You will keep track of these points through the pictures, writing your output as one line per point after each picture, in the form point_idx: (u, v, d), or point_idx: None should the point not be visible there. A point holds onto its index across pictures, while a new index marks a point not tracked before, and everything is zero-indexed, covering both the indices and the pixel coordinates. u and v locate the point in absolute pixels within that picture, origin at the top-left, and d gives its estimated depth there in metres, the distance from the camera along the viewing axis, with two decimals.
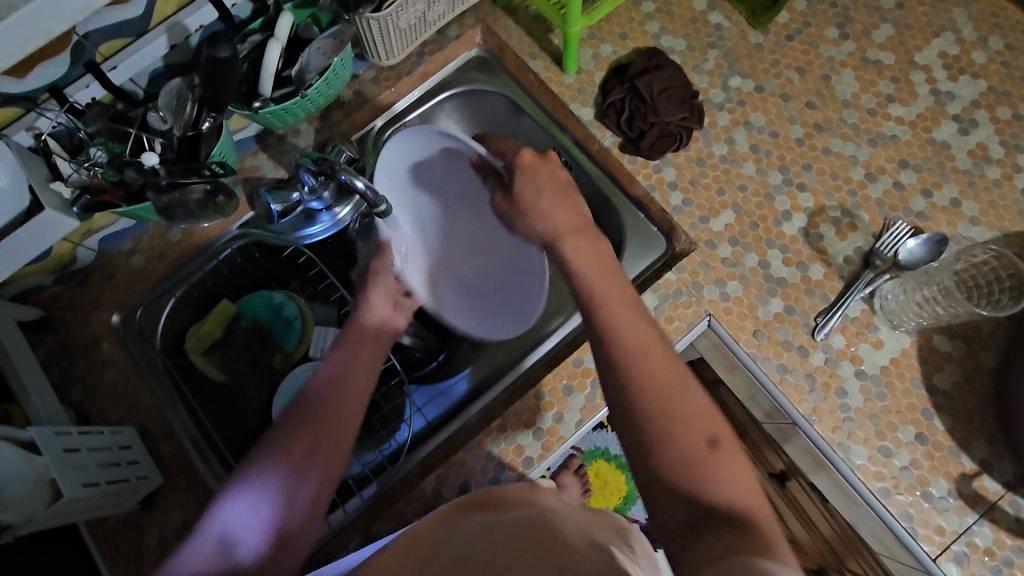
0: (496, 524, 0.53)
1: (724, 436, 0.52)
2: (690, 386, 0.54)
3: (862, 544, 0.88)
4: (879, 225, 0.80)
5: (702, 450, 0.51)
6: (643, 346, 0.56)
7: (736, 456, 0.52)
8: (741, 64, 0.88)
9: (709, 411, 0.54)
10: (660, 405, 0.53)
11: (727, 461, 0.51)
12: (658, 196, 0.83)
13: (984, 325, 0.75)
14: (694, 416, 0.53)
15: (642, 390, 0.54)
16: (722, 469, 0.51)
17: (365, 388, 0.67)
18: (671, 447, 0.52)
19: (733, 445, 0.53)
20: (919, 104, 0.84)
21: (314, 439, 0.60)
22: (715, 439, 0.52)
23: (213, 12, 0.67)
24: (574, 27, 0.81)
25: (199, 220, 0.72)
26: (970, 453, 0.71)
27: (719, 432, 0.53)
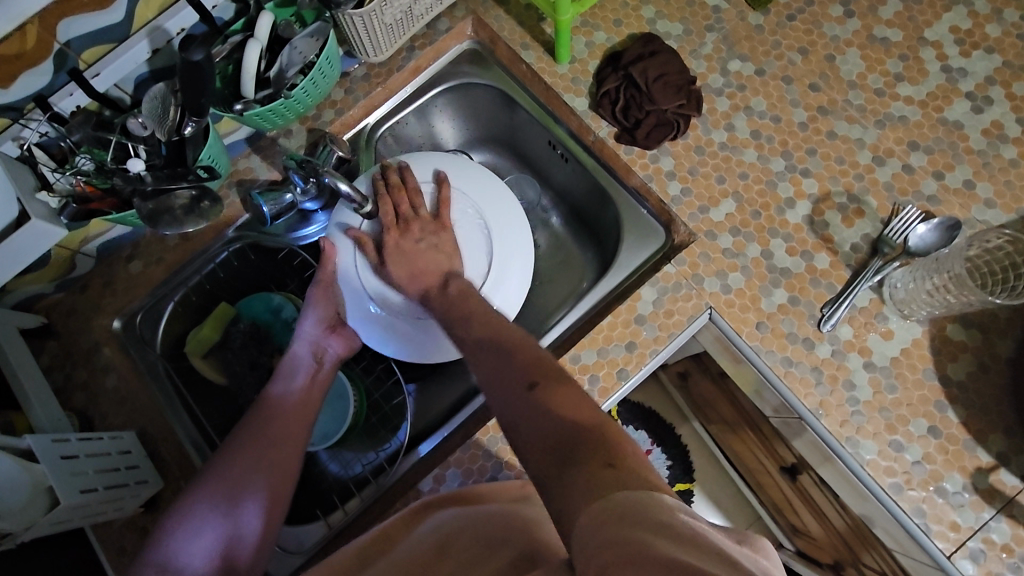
0: (475, 515, 0.56)
1: (545, 382, 0.57)
2: (510, 355, 0.61)
3: (875, 538, 0.85)
4: (888, 210, 0.76)
5: (521, 392, 0.56)
6: (486, 352, 0.63)
7: (560, 392, 0.55)
8: (741, 47, 0.85)
9: (527, 367, 0.59)
10: (492, 375, 0.61)
11: (550, 396, 0.55)
12: (656, 186, 0.81)
13: (1001, 313, 0.72)
14: (518, 373, 0.59)
15: (482, 374, 0.62)
16: (548, 401, 0.54)
17: (302, 419, 0.73)
18: (511, 412, 0.56)
19: (552, 382, 0.56)
20: (929, 83, 0.81)
21: (250, 464, 0.67)
22: (535, 385, 0.57)
23: (194, 14, 0.67)
24: (565, 15, 0.78)
25: (184, 225, 0.72)
26: (986, 446, 0.69)
27: (540, 377, 0.57)
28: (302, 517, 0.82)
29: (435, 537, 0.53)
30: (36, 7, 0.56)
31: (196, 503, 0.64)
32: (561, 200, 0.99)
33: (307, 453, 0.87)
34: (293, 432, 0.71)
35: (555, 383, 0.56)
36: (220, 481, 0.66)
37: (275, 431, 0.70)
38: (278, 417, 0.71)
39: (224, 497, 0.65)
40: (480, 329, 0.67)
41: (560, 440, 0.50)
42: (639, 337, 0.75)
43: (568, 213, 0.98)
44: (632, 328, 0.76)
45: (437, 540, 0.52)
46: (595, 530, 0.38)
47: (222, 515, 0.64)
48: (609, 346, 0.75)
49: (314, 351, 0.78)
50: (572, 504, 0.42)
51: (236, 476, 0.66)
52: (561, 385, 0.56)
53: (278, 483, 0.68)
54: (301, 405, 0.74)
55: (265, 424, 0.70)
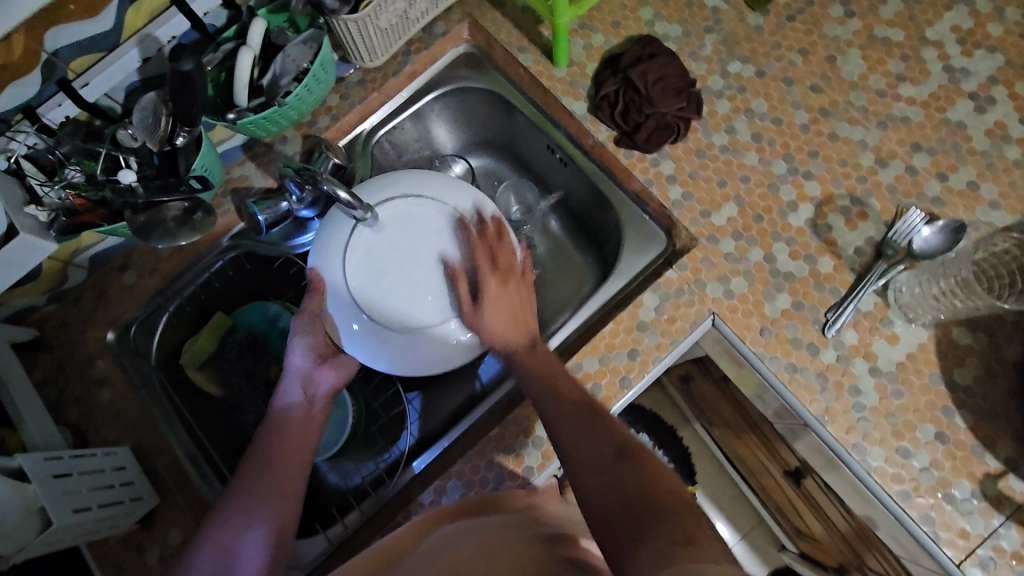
0: (481, 532, 0.54)
1: (632, 449, 0.57)
2: (598, 415, 0.61)
3: (877, 540, 0.85)
4: (891, 213, 0.75)
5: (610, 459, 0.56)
6: (577, 404, 0.62)
7: (647, 464, 0.55)
8: (741, 49, 0.84)
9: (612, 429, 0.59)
10: (568, 426, 0.60)
11: (637, 469, 0.55)
12: (656, 190, 0.80)
13: (1008, 316, 0.71)
14: (601, 433, 0.59)
15: (559, 421, 0.61)
16: (636, 474, 0.54)
17: (307, 438, 0.71)
18: (587, 466, 0.56)
19: (642, 456, 0.56)
20: (931, 83, 0.80)
21: (264, 477, 0.65)
22: (620, 450, 0.57)
23: (184, 22, 0.65)
24: (562, 18, 0.77)
25: (177, 238, 0.70)
26: (994, 451, 0.68)
27: (632, 448, 0.57)
28: (300, 530, 0.81)
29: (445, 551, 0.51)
30: (19, 16, 0.54)
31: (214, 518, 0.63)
32: (560, 204, 0.98)
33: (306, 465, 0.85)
34: (298, 452, 0.69)
35: (642, 453, 0.56)
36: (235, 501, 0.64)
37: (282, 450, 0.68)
38: (286, 433, 0.70)
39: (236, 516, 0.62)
40: (554, 375, 0.67)
41: (642, 513, 0.50)
42: (641, 344, 0.74)
43: (567, 218, 0.97)
44: (634, 335, 0.75)
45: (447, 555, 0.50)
46: None
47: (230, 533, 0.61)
48: (611, 353, 0.74)
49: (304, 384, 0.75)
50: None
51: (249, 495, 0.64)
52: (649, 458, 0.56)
53: (290, 498, 0.65)
54: (304, 426, 0.72)
55: (276, 441, 0.69)
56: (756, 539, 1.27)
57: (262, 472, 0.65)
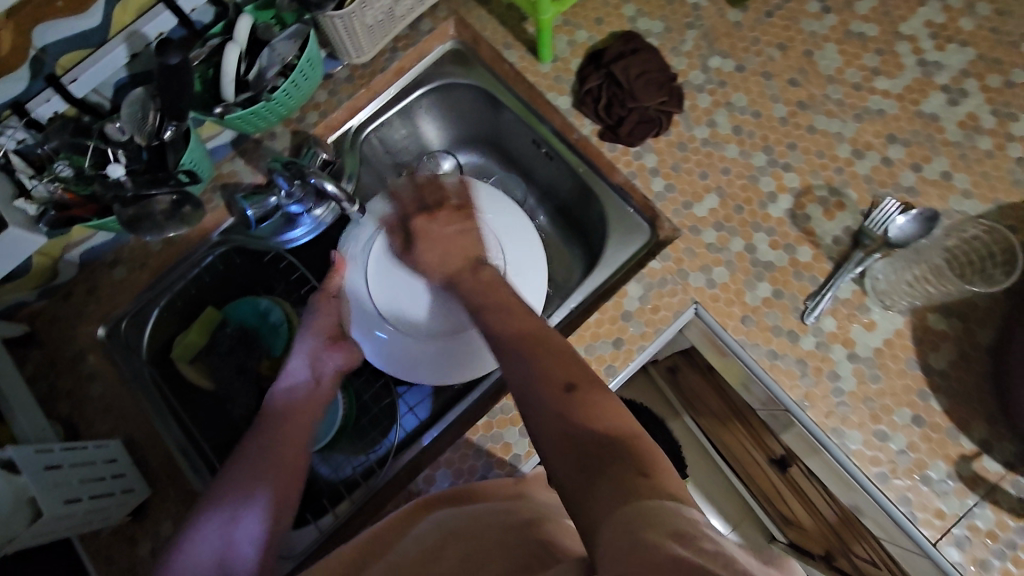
0: (474, 514, 0.55)
1: (582, 383, 0.54)
2: (542, 351, 0.58)
3: (861, 526, 0.86)
4: (868, 202, 0.77)
5: (558, 394, 0.53)
6: (520, 343, 0.60)
7: (598, 398, 0.53)
8: (721, 44, 0.86)
9: (564, 365, 0.56)
10: (520, 365, 0.57)
11: (586, 402, 0.52)
12: (639, 182, 0.82)
13: (981, 301, 0.73)
14: (550, 370, 0.56)
15: (512, 362, 0.58)
16: (585, 406, 0.52)
17: (308, 421, 0.72)
18: (538, 406, 0.53)
19: (591, 386, 0.54)
20: (905, 76, 0.82)
21: (263, 464, 0.66)
22: (570, 386, 0.54)
23: (172, 19, 0.66)
24: (545, 15, 0.79)
25: (166, 230, 0.70)
26: (969, 433, 0.69)
27: (578, 379, 0.54)
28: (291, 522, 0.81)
29: (430, 538, 0.53)
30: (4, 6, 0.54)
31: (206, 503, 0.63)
32: (547, 199, 0.99)
33: None
34: (299, 434, 0.70)
35: (592, 387, 0.54)
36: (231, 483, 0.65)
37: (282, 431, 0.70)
38: (286, 420, 0.71)
39: (229, 500, 0.63)
40: (505, 319, 0.64)
41: (596, 451, 0.48)
42: (625, 333, 0.76)
43: (554, 212, 0.99)
44: (618, 324, 0.76)
45: (432, 542, 0.52)
46: (618, 547, 0.37)
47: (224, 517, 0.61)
48: (597, 343, 0.76)
49: (312, 364, 0.76)
50: (601, 521, 0.42)
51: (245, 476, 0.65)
52: (597, 387, 0.54)
53: (289, 484, 0.65)
54: (309, 405, 0.74)
55: (276, 428, 0.70)
56: (746, 530, 1.29)
57: (259, 460, 0.66)
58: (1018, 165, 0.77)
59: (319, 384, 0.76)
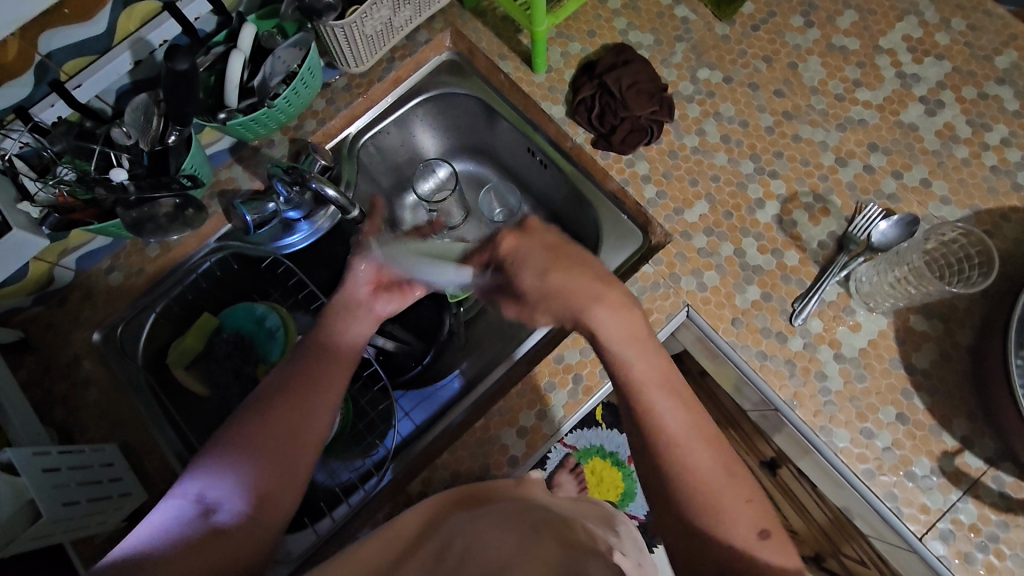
0: (485, 516, 0.57)
1: (774, 528, 0.55)
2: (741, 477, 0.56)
3: (852, 528, 0.90)
4: (852, 208, 0.80)
5: (752, 539, 0.53)
6: (714, 450, 0.56)
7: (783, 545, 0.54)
8: (709, 56, 0.89)
9: (751, 503, 0.55)
10: (713, 502, 0.54)
11: (775, 555, 0.53)
12: (632, 189, 0.84)
13: (960, 303, 0.75)
14: (740, 510, 0.54)
15: (685, 496, 0.55)
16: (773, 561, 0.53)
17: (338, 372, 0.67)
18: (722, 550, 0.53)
19: (781, 538, 0.55)
20: (885, 88, 0.85)
21: (292, 417, 0.62)
22: (764, 531, 0.54)
23: (176, 26, 0.67)
24: (540, 26, 0.81)
25: (169, 233, 0.73)
26: (951, 430, 0.72)
27: (770, 524, 0.55)
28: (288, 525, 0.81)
29: (456, 545, 0.52)
30: (25, 15, 0.56)
31: (232, 448, 0.59)
32: (542, 207, 1.01)
33: None
34: (335, 387, 0.66)
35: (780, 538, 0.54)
36: (262, 432, 0.60)
37: (321, 382, 0.65)
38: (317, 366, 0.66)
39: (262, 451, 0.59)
40: (683, 422, 0.57)
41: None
42: None
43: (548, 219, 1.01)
44: None
45: (460, 548, 0.52)
46: None
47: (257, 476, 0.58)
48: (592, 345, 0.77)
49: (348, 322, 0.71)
50: None
51: (281, 430, 0.61)
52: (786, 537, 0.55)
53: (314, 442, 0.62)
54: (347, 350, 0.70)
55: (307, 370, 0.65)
56: None
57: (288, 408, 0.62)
58: (992, 173, 0.80)
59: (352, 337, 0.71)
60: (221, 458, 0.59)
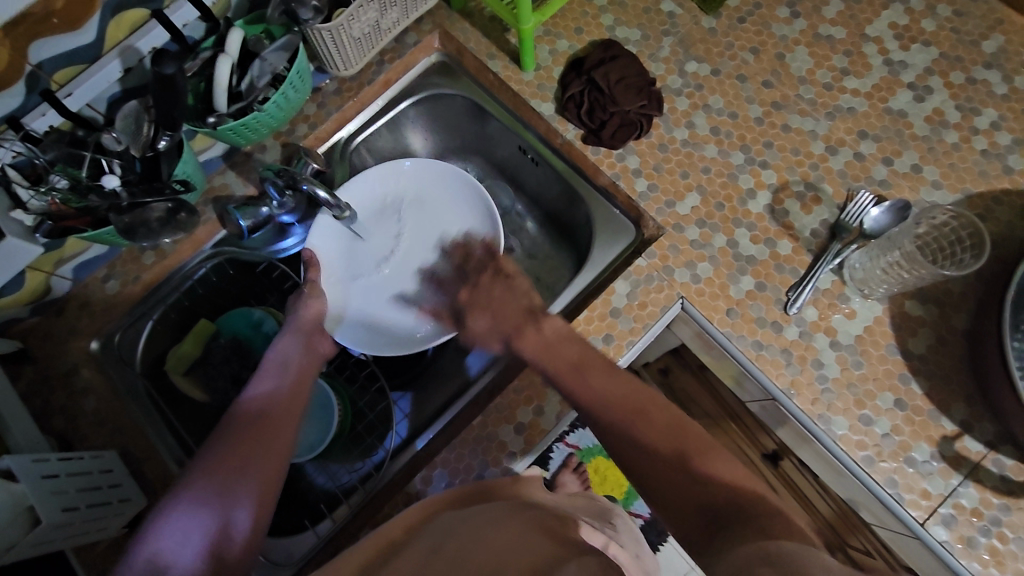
0: (476, 515, 0.56)
1: (694, 451, 0.60)
2: (654, 413, 0.65)
3: (857, 521, 0.93)
4: (843, 196, 0.80)
5: (682, 461, 0.59)
6: (634, 404, 0.65)
7: (713, 459, 0.59)
8: (696, 50, 0.89)
9: (672, 430, 0.62)
10: (638, 439, 0.62)
11: (709, 464, 0.58)
12: (623, 183, 0.84)
13: (954, 287, 0.75)
14: (661, 437, 0.62)
15: (623, 447, 0.63)
16: (706, 467, 0.58)
17: (288, 411, 0.70)
18: (654, 473, 0.60)
19: (711, 452, 0.60)
20: (873, 76, 0.85)
21: (244, 460, 0.63)
22: (691, 452, 0.60)
23: (164, 33, 0.68)
24: (526, 24, 0.82)
25: (161, 236, 0.74)
26: (950, 415, 0.71)
27: (693, 446, 0.61)
28: (289, 528, 0.82)
29: (447, 540, 0.52)
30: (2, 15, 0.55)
31: (184, 500, 0.60)
32: (536, 205, 1.02)
33: (292, 467, 0.86)
34: (285, 425, 0.68)
35: (705, 449, 0.60)
36: (215, 477, 0.61)
37: (270, 424, 0.67)
38: (265, 410, 0.69)
39: (217, 486, 0.61)
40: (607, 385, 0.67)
41: (719, 510, 0.54)
42: (614, 329, 0.77)
43: (542, 217, 1.02)
44: (608, 321, 0.78)
45: (452, 546, 0.50)
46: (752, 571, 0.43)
47: (216, 506, 0.60)
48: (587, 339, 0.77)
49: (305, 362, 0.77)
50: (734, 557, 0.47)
51: (234, 464, 0.63)
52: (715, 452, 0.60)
53: (272, 477, 0.64)
54: (294, 389, 0.73)
55: (255, 415, 0.68)
56: None
57: (239, 451, 0.64)
58: (983, 157, 0.80)
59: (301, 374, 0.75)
60: (172, 503, 0.60)
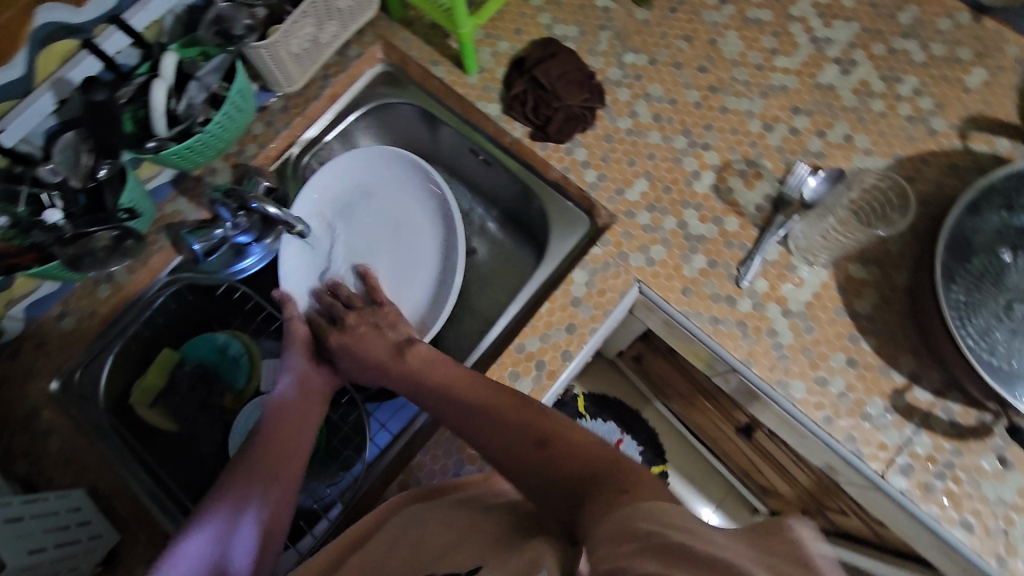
0: (435, 509, 0.58)
1: (553, 436, 0.61)
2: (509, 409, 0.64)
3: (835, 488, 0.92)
4: (782, 170, 0.84)
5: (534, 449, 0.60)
6: (494, 403, 0.65)
7: (570, 441, 0.61)
8: (633, 41, 0.92)
9: (529, 422, 0.63)
10: (496, 444, 0.62)
11: (562, 448, 0.60)
12: (573, 176, 0.86)
13: (893, 247, 0.79)
14: (520, 426, 0.62)
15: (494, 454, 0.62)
16: (562, 454, 0.59)
17: (299, 432, 0.74)
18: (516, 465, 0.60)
19: (560, 436, 0.61)
20: (800, 53, 0.89)
21: (257, 480, 0.67)
22: (543, 439, 0.61)
23: (97, 63, 0.69)
24: (464, 28, 0.84)
25: (108, 265, 0.75)
26: (899, 368, 0.75)
27: (548, 432, 0.62)
28: None
29: (410, 535, 0.54)
30: None
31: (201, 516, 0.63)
32: (494, 205, 1.03)
33: None
34: (298, 451, 0.72)
35: (560, 433, 0.62)
36: (234, 494, 0.66)
37: (281, 449, 0.71)
38: (278, 433, 0.73)
39: (233, 504, 0.65)
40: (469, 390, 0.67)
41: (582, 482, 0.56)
42: (576, 318, 0.79)
43: (501, 216, 1.03)
44: (569, 310, 0.79)
45: (415, 538, 0.54)
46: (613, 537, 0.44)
47: (230, 520, 0.63)
48: (550, 331, 0.79)
49: (301, 384, 0.79)
50: (600, 527, 0.47)
51: (249, 483, 0.67)
52: (567, 433, 0.62)
53: (282, 499, 0.67)
54: (305, 415, 0.77)
55: (268, 437, 0.72)
56: (731, 506, 1.41)
57: (251, 472, 0.68)
58: (909, 122, 0.84)
59: (314, 401, 0.79)
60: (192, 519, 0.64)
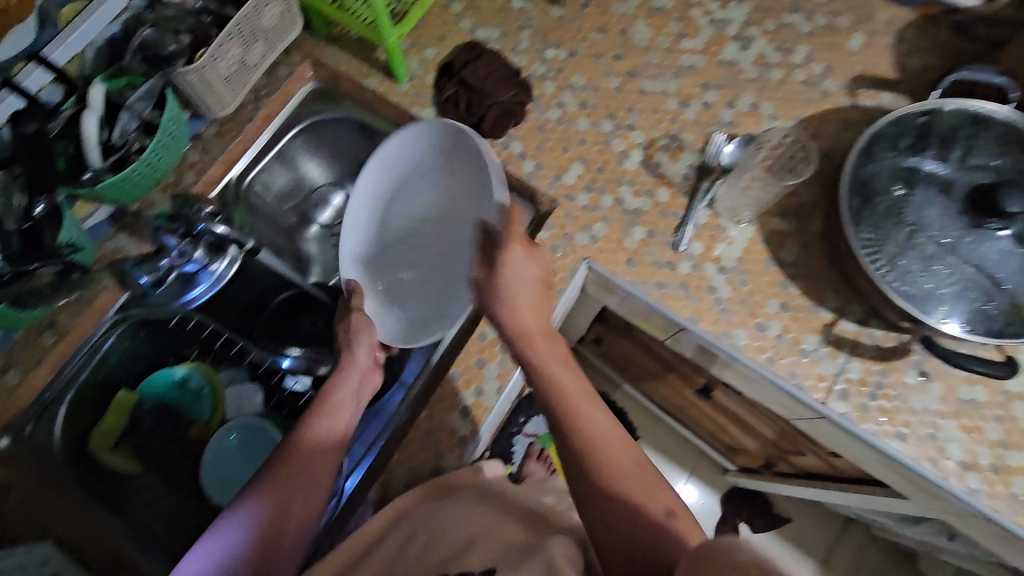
0: (446, 513, 0.62)
1: (678, 512, 0.56)
2: (631, 457, 0.59)
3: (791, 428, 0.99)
4: (701, 141, 0.91)
5: (655, 515, 0.55)
6: (621, 445, 0.60)
7: (693, 530, 0.55)
8: (551, 37, 0.97)
9: (657, 486, 0.58)
10: (610, 479, 0.57)
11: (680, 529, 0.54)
12: (512, 168, 0.91)
13: (806, 199, 0.87)
14: (643, 487, 0.57)
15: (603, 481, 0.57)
16: (676, 534, 0.53)
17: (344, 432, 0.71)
18: (623, 512, 0.55)
19: (685, 515, 0.56)
20: (703, 35, 0.97)
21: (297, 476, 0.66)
22: (670, 510, 0.56)
23: (19, 101, 0.70)
24: (390, 38, 0.86)
25: (52, 299, 0.76)
26: (826, 305, 0.82)
27: (675, 507, 0.56)
28: None
29: (418, 537, 0.59)
30: None
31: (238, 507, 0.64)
32: None
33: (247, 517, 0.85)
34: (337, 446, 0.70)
35: (687, 516, 0.56)
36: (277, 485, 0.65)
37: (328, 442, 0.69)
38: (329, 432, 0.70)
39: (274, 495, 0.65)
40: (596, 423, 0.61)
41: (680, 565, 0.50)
42: None
43: None
44: None
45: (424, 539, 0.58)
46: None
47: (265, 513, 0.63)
48: None
49: (347, 378, 0.75)
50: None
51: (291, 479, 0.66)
52: (690, 519, 0.56)
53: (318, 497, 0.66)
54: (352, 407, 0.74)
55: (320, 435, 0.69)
56: (702, 471, 1.49)
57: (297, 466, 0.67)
58: (805, 86, 0.93)
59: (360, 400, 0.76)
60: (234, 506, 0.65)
